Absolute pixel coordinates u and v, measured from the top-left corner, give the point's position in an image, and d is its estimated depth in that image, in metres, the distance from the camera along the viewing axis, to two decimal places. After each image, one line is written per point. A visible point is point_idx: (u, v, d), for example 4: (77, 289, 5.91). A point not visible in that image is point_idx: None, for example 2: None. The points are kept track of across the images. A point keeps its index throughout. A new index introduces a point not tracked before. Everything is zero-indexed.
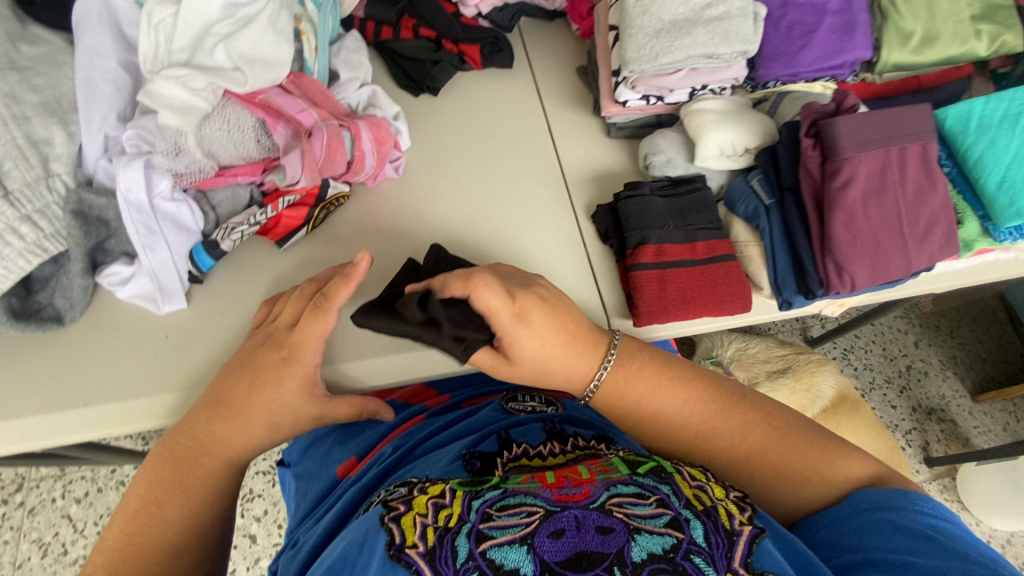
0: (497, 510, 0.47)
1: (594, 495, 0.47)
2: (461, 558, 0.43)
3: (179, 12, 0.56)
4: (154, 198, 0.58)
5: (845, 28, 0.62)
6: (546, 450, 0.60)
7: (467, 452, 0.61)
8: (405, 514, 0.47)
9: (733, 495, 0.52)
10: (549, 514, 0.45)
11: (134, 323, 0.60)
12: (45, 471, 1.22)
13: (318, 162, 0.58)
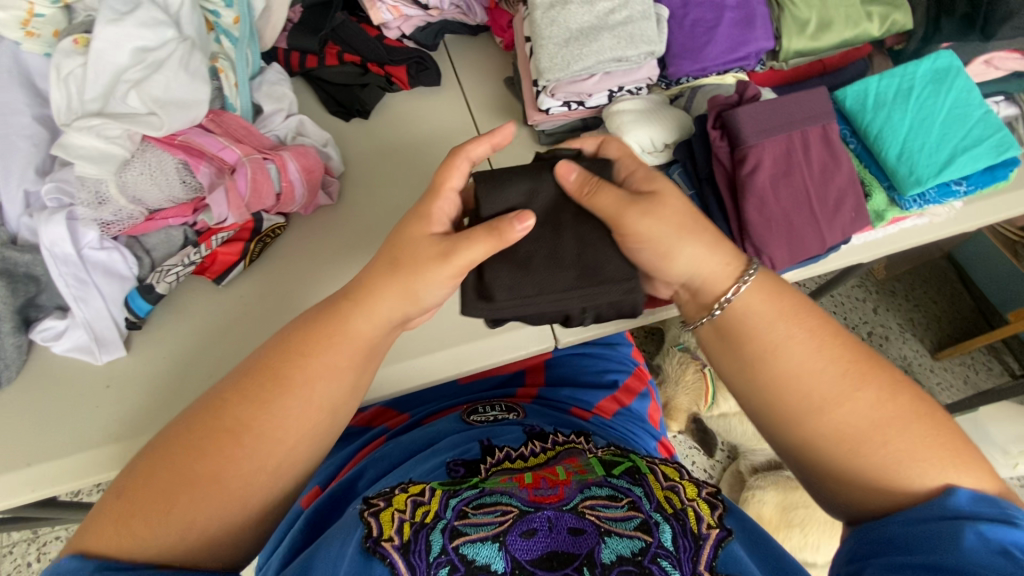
0: (473, 508, 0.53)
1: (567, 496, 0.54)
2: (434, 552, 0.50)
3: (88, 63, 0.56)
4: (83, 249, 0.59)
5: (744, 21, 0.65)
6: (528, 449, 0.64)
7: (451, 458, 0.63)
8: (386, 509, 0.53)
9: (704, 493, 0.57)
10: (523, 514, 0.52)
11: (74, 376, 0.59)
12: (17, 535, 1.21)
13: (244, 198, 0.60)
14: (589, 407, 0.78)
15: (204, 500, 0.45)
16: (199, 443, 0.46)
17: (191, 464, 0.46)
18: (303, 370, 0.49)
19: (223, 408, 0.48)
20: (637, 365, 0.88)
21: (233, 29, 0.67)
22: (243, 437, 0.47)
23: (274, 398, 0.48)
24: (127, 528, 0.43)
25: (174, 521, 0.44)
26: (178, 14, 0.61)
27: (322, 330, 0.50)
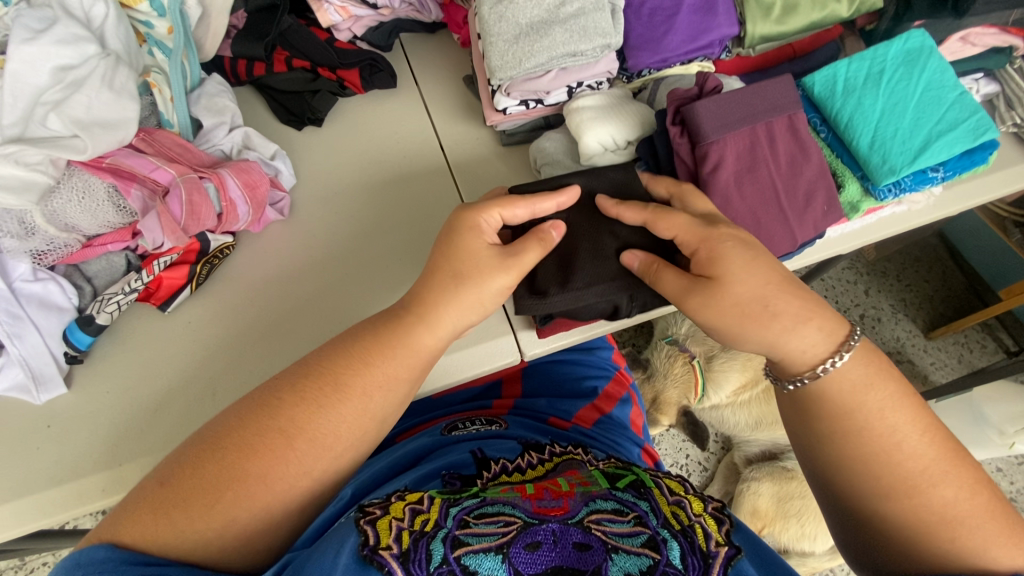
0: (474, 518, 0.50)
1: (573, 509, 0.52)
2: (435, 561, 0.46)
3: (3, 85, 0.53)
4: (15, 283, 0.56)
5: (705, 7, 0.61)
6: (524, 462, 0.63)
7: (446, 471, 0.60)
8: (382, 517, 0.49)
9: (711, 509, 0.54)
10: (527, 526, 0.50)
11: (16, 416, 0.56)
12: (5, 565, 1.30)
13: (179, 221, 0.57)
14: (568, 416, 0.75)
15: (249, 496, 0.45)
16: (251, 441, 0.46)
17: (243, 463, 0.45)
18: (346, 385, 0.49)
19: (278, 407, 0.47)
20: (617, 369, 0.86)
21: (167, 40, 0.64)
22: (295, 436, 0.47)
23: (332, 404, 0.48)
24: (167, 520, 0.43)
25: (213, 518, 0.44)
26: (102, 27, 0.58)
27: (384, 339, 0.50)
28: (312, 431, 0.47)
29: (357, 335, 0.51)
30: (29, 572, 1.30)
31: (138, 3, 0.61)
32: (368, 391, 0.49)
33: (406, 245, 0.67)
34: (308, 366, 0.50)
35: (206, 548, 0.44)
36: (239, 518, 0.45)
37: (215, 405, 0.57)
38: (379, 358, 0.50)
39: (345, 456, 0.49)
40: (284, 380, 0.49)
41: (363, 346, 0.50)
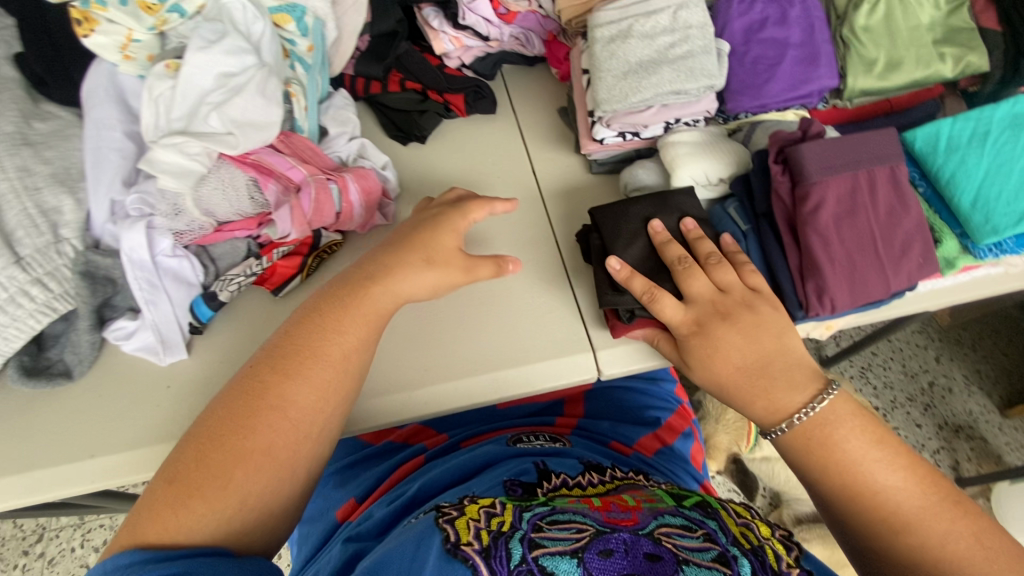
0: (548, 523, 0.51)
1: (641, 521, 0.52)
2: (515, 560, 0.48)
3: (177, 86, 0.61)
4: (157, 256, 0.62)
5: (808, 59, 0.64)
6: (586, 480, 0.63)
7: (507, 479, 0.62)
8: (460, 517, 0.53)
9: (778, 534, 0.54)
10: (600, 533, 0.50)
11: (140, 376, 0.62)
12: (65, 521, 1.43)
13: (307, 215, 0.63)
14: (629, 442, 0.76)
15: (257, 469, 0.48)
16: (245, 422, 0.49)
17: (243, 441, 0.48)
18: (312, 350, 0.54)
19: (268, 380, 0.52)
20: (680, 404, 0.86)
21: (306, 56, 0.71)
22: (274, 401, 0.51)
23: (311, 376, 0.53)
24: (187, 509, 0.45)
25: (230, 495, 0.46)
26: (259, 41, 0.66)
27: (345, 312, 0.56)
28: (297, 401, 0.51)
29: (315, 309, 0.57)
30: (87, 531, 1.42)
31: (287, 24, 0.69)
32: (332, 342, 0.55)
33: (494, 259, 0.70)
34: (277, 347, 0.54)
35: (235, 534, 0.46)
36: (251, 494, 0.47)
37: None
38: (348, 321, 0.56)
39: (328, 421, 0.53)
40: (258, 359, 0.54)
41: (319, 316, 0.56)
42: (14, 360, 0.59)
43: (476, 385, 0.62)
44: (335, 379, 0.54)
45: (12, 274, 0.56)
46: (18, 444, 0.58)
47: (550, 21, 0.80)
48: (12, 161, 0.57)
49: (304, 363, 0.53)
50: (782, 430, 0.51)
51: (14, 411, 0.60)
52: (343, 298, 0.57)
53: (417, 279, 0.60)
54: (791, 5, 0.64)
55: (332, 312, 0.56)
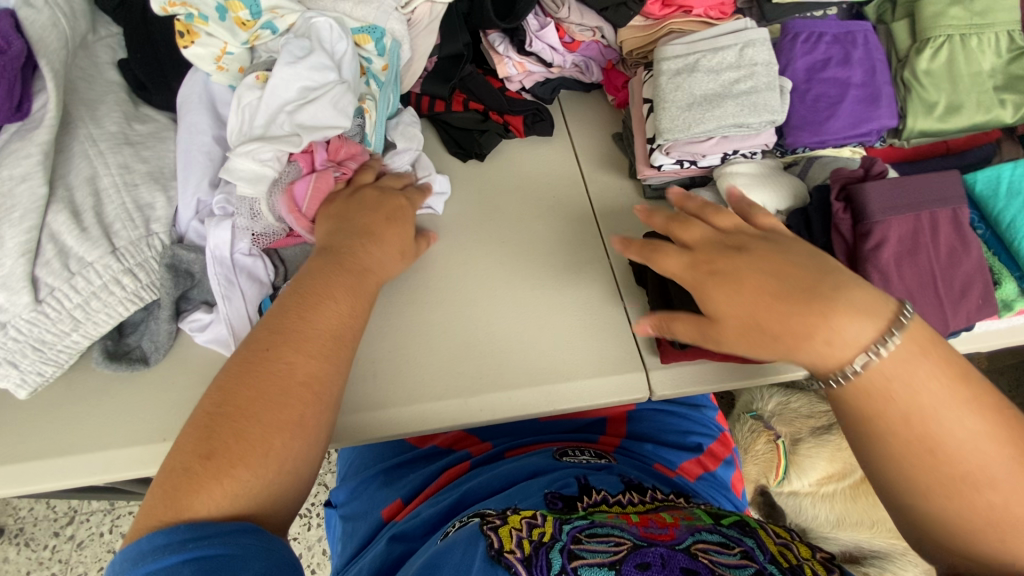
0: (586, 536, 0.52)
1: (679, 537, 0.53)
2: (555, 569, 0.49)
3: (263, 96, 0.65)
4: (235, 253, 0.65)
5: (869, 99, 0.66)
6: (625, 499, 0.63)
7: (548, 491, 0.63)
8: (503, 525, 0.55)
9: (819, 556, 0.55)
10: (637, 547, 0.51)
11: (210, 367, 0.65)
12: (95, 506, 1.44)
13: (300, 200, 0.65)
14: (673, 465, 0.77)
15: (285, 435, 0.50)
16: (255, 394, 0.50)
17: (261, 412, 0.50)
18: (308, 325, 0.55)
19: (275, 349, 0.53)
20: (720, 430, 0.86)
21: (381, 74, 0.74)
22: (288, 369, 0.52)
23: (314, 344, 0.54)
24: (231, 477, 0.47)
25: (269, 461, 0.49)
26: (340, 59, 0.69)
27: (326, 287, 0.58)
28: (303, 371, 0.53)
29: (311, 284, 0.58)
30: (116, 517, 1.43)
31: (367, 44, 0.72)
32: (324, 316, 0.56)
33: (549, 274, 0.72)
34: (271, 325, 0.55)
35: (274, 496, 0.49)
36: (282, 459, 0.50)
37: (373, 384, 0.64)
38: (341, 294, 0.58)
39: (337, 386, 0.55)
40: (262, 331, 0.55)
41: (314, 288, 0.58)
42: (100, 344, 0.62)
43: (529, 397, 0.64)
44: (333, 349, 0.55)
45: (107, 263, 0.59)
46: (96, 425, 0.62)
47: (610, 51, 0.84)
48: (114, 159, 0.62)
49: (304, 331, 0.54)
50: (843, 376, 0.47)
51: (94, 393, 0.63)
52: (318, 268, 0.60)
53: (372, 252, 0.62)
54: (854, 47, 0.66)
55: (320, 288, 0.58)
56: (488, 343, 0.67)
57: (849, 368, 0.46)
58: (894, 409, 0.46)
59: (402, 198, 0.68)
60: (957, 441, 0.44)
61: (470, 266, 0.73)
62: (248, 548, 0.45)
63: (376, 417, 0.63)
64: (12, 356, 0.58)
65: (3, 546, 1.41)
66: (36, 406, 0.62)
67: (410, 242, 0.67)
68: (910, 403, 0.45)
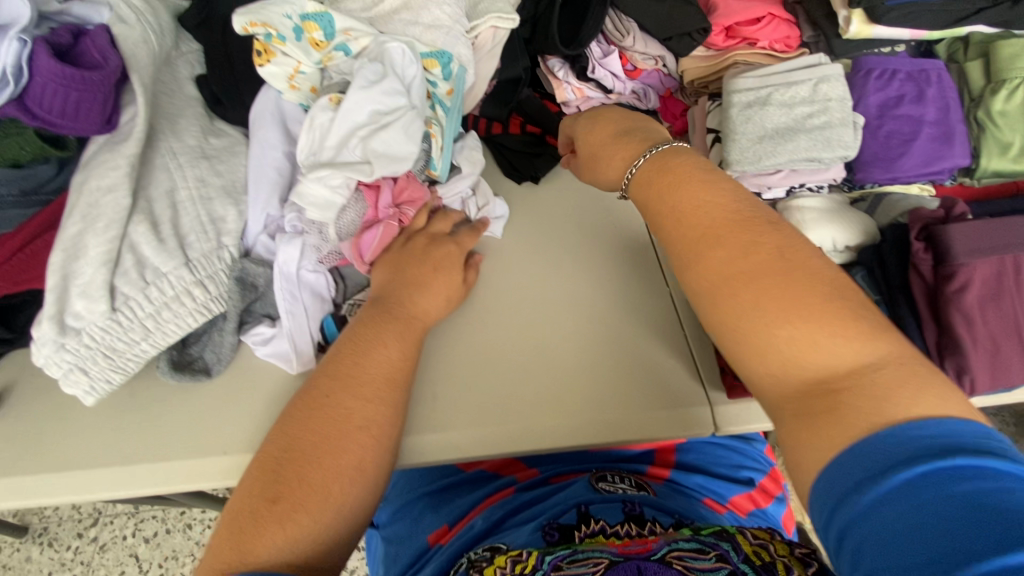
0: (568, 563, 0.52)
1: (655, 548, 0.52)
2: None
3: (336, 117, 0.63)
4: (301, 270, 0.65)
5: (943, 137, 0.65)
6: (624, 529, 0.60)
7: (546, 523, 0.64)
8: (488, 567, 0.56)
9: (796, 552, 0.52)
10: (614, 565, 0.50)
11: (271, 382, 0.65)
12: (119, 508, 1.42)
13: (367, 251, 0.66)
14: (722, 500, 0.75)
15: (342, 481, 0.49)
16: (316, 439, 0.50)
17: (321, 458, 0.49)
18: (365, 367, 0.55)
19: (329, 396, 0.53)
20: (770, 465, 0.85)
21: (446, 100, 0.73)
22: (348, 414, 0.52)
23: (368, 390, 0.54)
24: (292, 522, 0.46)
25: (325, 509, 0.47)
26: (410, 83, 0.67)
27: (380, 331, 0.58)
28: (359, 413, 0.52)
29: (360, 332, 0.58)
30: (139, 521, 1.41)
31: (434, 68, 0.71)
32: (379, 360, 0.56)
33: (607, 301, 0.71)
34: (330, 369, 0.55)
35: (328, 541, 0.48)
36: (337, 504, 0.48)
37: (435, 407, 0.64)
38: (391, 337, 0.58)
39: (393, 429, 0.54)
40: (318, 377, 0.55)
41: (365, 334, 0.58)
42: (166, 353, 0.63)
43: (589, 427, 0.62)
44: (386, 393, 0.55)
45: (180, 274, 0.59)
46: (156, 435, 0.61)
47: (671, 79, 0.83)
48: (192, 172, 0.63)
49: (355, 377, 0.54)
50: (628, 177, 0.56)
51: (157, 402, 0.63)
52: (364, 317, 0.60)
53: (416, 295, 0.62)
54: (929, 85, 0.66)
55: (373, 332, 0.58)
56: (546, 368, 0.66)
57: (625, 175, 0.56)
58: (663, 197, 0.52)
59: (451, 244, 0.68)
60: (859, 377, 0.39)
61: (516, 303, 0.71)
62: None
63: (432, 440, 0.62)
64: (84, 362, 0.58)
65: (26, 545, 1.40)
66: (101, 412, 0.63)
67: (458, 289, 0.67)
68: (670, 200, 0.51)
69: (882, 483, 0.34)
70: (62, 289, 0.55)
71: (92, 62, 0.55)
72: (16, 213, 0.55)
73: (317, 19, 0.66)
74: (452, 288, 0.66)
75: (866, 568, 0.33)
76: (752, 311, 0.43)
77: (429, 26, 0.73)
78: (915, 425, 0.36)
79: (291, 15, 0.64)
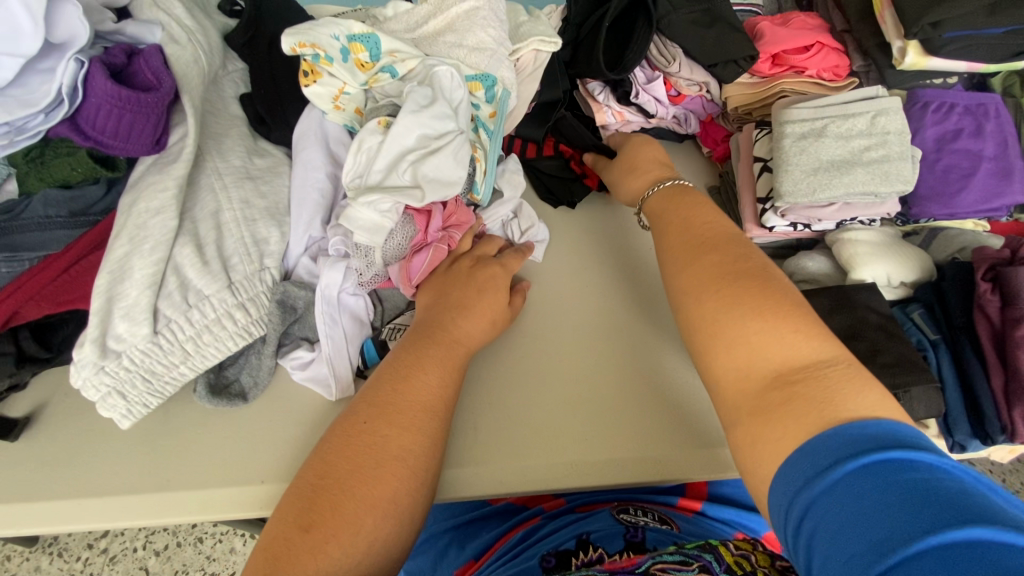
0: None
1: (639, 562, 0.54)
2: None
3: (385, 140, 0.62)
4: (341, 293, 0.64)
5: (1003, 173, 0.64)
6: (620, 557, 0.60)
7: (546, 550, 0.64)
8: None
9: (777, 565, 0.56)
10: None
11: (307, 408, 0.64)
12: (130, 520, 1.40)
13: (415, 275, 0.65)
14: (754, 536, 0.75)
15: (377, 515, 0.47)
16: (355, 468, 0.48)
17: (359, 488, 0.47)
18: (405, 394, 0.53)
19: (370, 423, 0.51)
20: None
21: (490, 123, 0.72)
22: (391, 443, 0.50)
23: (410, 418, 0.52)
24: (325, 554, 0.44)
25: (359, 543, 0.45)
26: (458, 107, 0.66)
27: (423, 355, 0.56)
28: (399, 444, 0.50)
29: (402, 357, 0.56)
30: (150, 533, 1.39)
31: (478, 90, 0.71)
32: (422, 387, 0.54)
33: (649, 333, 0.70)
34: (372, 394, 0.53)
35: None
36: (369, 538, 0.46)
37: (474, 439, 0.62)
38: (431, 363, 0.56)
39: (432, 461, 0.52)
40: (360, 402, 0.53)
41: (408, 359, 0.56)
42: (204, 377, 0.62)
43: (637, 465, 0.59)
44: (428, 423, 0.53)
45: (223, 297, 0.58)
46: (191, 462, 0.60)
47: (713, 105, 0.83)
48: (236, 193, 0.62)
49: (398, 405, 0.52)
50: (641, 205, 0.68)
51: (193, 426, 0.62)
52: (408, 343, 0.59)
53: (459, 320, 0.61)
54: (987, 119, 0.65)
55: (415, 356, 0.56)
56: (587, 400, 0.64)
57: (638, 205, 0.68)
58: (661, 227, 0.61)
59: (496, 266, 0.67)
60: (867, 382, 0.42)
61: (556, 331, 0.70)
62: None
63: (471, 475, 0.60)
64: (122, 386, 0.56)
65: (37, 554, 1.38)
66: (135, 436, 0.61)
67: (501, 312, 0.65)
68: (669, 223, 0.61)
69: (826, 476, 0.38)
70: (105, 311, 0.54)
71: (145, 82, 0.54)
72: (63, 234, 0.54)
73: (364, 41, 0.66)
74: (496, 313, 0.64)
75: (820, 550, 0.36)
76: (774, 328, 0.46)
77: (472, 50, 0.72)
78: (858, 424, 0.40)
79: (339, 37, 0.64)
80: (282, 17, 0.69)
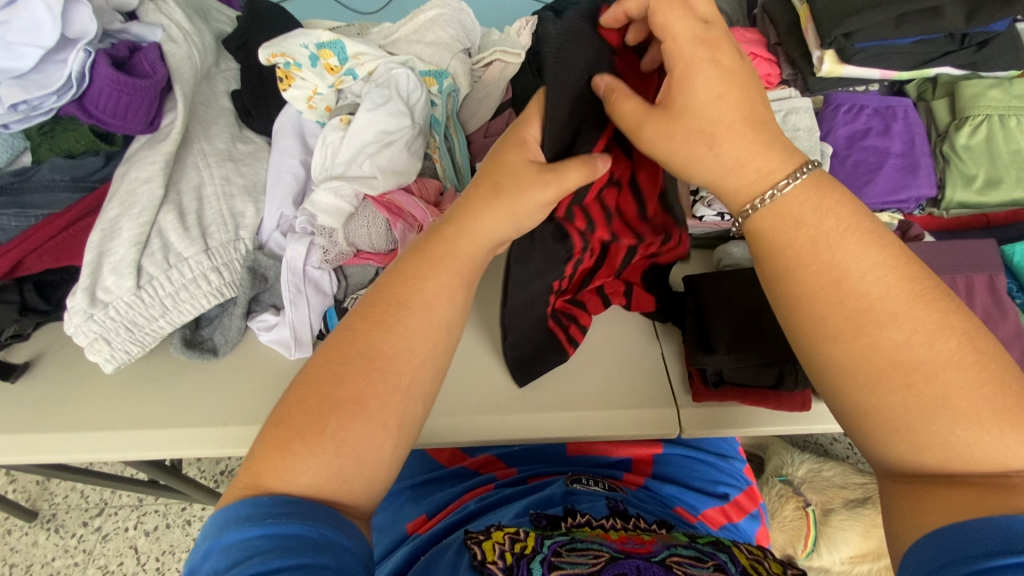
0: (567, 550, 0.57)
1: (655, 551, 0.57)
2: None
3: (346, 136, 0.71)
4: (307, 266, 0.70)
5: (908, 168, 0.70)
6: (609, 523, 0.65)
7: (534, 510, 0.68)
8: (487, 541, 0.60)
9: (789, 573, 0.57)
10: (615, 559, 0.55)
11: (274, 363, 0.71)
12: (125, 501, 1.47)
13: None
14: (694, 510, 0.77)
15: (354, 419, 0.44)
16: (338, 369, 0.46)
17: (338, 389, 0.45)
18: (405, 300, 0.48)
19: (360, 342, 0.47)
20: (748, 483, 0.86)
21: (444, 122, 0.77)
22: (384, 364, 0.46)
23: (406, 342, 0.48)
24: (289, 452, 0.42)
25: (325, 443, 0.43)
26: (414, 106, 0.74)
27: (432, 254, 0.51)
28: (392, 350, 0.47)
29: (410, 261, 0.51)
30: (142, 513, 1.45)
31: (433, 85, 0.77)
32: (423, 292, 0.49)
33: None
34: (378, 298, 0.49)
35: (332, 489, 0.43)
36: (346, 455, 0.43)
37: None
38: (433, 268, 0.50)
39: (417, 378, 0.48)
40: (358, 319, 0.49)
41: (411, 271, 0.50)
42: (180, 332, 0.69)
43: (562, 422, 0.66)
44: (419, 350, 0.48)
45: (199, 259, 0.66)
46: (166, 403, 0.67)
47: None
48: (218, 171, 0.71)
49: (388, 335, 0.47)
50: (761, 202, 0.44)
51: (169, 374, 0.70)
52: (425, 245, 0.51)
53: (476, 218, 0.51)
54: (894, 120, 0.73)
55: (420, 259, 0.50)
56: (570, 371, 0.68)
57: (768, 193, 0.44)
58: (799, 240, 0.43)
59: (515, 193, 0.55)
60: (869, 277, 0.40)
61: None
62: (338, 537, 0.40)
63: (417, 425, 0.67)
64: (107, 332, 0.64)
65: (34, 530, 1.44)
66: (119, 380, 0.69)
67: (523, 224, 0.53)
68: (817, 225, 0.43)
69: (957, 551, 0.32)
70: (96, 265, 0.62)
71: (143, 72, 0.64)
72: (65, 195, 0.64)
73: (331, 47, 0.74)
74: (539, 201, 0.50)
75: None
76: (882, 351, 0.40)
77: (431, 44, 0.80)
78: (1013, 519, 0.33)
79: (308, 45, 0.74)
80: (268, 21, 0.79)
